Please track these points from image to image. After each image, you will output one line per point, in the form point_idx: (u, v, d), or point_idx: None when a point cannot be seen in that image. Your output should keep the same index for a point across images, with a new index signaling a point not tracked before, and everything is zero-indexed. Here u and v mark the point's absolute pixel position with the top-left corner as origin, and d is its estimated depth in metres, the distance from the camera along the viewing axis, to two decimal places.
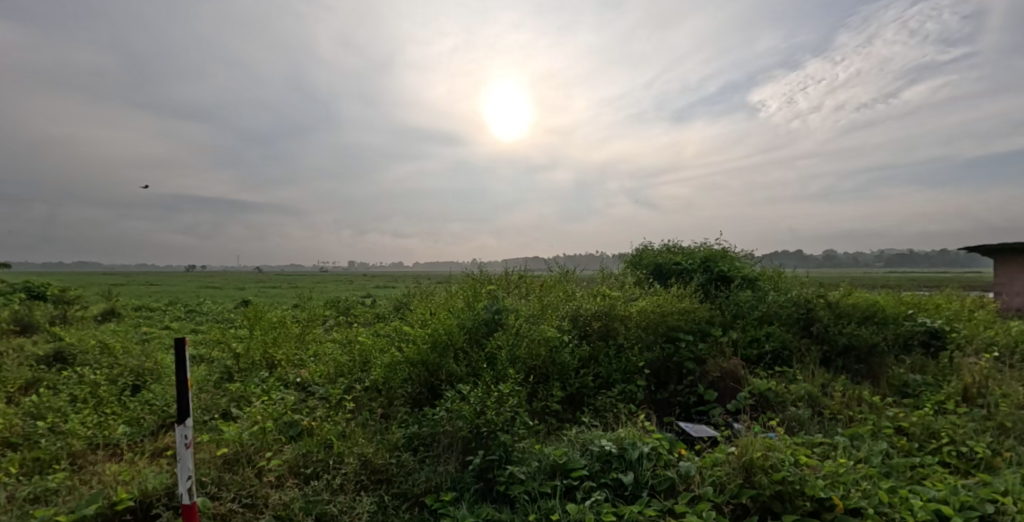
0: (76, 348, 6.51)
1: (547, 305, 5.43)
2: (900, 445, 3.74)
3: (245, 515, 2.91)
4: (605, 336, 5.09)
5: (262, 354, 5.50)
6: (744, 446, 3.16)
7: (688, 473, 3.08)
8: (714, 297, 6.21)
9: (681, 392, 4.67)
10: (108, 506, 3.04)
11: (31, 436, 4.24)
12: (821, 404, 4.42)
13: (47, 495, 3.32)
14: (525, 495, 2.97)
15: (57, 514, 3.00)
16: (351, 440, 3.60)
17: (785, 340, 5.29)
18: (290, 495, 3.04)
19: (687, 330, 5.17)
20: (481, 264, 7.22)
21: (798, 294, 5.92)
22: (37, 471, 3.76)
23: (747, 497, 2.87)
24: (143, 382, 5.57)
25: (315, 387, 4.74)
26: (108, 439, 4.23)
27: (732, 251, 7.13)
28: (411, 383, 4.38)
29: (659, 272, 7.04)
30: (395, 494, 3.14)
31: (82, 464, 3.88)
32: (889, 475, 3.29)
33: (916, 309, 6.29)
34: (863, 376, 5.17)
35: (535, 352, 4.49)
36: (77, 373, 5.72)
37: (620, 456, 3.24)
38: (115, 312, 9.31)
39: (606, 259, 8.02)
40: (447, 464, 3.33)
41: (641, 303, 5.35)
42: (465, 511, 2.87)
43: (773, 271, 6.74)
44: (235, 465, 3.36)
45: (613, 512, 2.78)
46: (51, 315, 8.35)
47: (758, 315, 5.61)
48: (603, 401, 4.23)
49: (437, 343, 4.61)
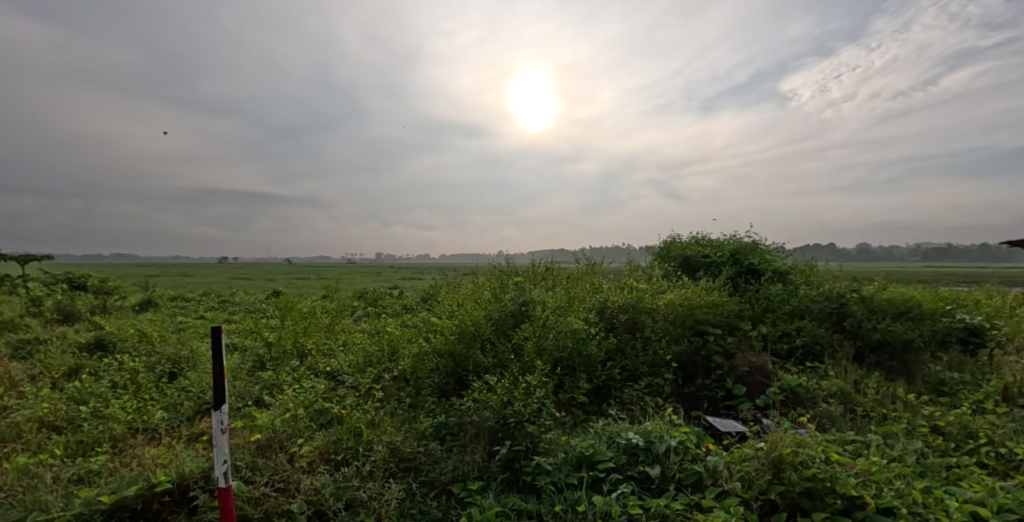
0: (115, 336, 6.75)
1: (574, 297, 5.41)
2: (936, 444, 3.65)
3: (278, 499, 2.98)
4: (632, 329, 5.02)
5: (294, 344, 5.59)
6: (773, 442, 3.13)
7: (716, 467, 3.06)
8: (744, 289, 6.10)
9: (708, 385, 4.58)
10: (147, 487, 3.18)
11: (75, 420, 4.46)
12: (854, 401, 4.33)
13: (90, 475, 3.50)
14: (552, 486, 2.99)
15: (99, 494, 3.15)
16: (380, 428, 3.66)
17: (817, 335, 5.16)
18: (322, 480, 3.11)
19: (715, 323, 5.07)
20: (508, 256, 7.19)
21: (831, 288, 5.77)
22: (80, 453, 3.97)
23: (776, 492, 2.84)
24: (179, 369, 5.75)
25: (345, 376, 4.77)
26: (146, 424, 4.41)
27: (763, 243, 6.94)
28: (439, 373, 4.41)
29: (688, 265, 6.91)
30: (423, 481, 3.20)
31: (123, 448, 4.05)
32: (923, 474, 3.21)
33: (954, 305, 6.07)
34: (897, 373, 5.03)
35: (562, 344, 4.46)
36: (117, 360, 5.96)
37: (647, 449, 3.23)
38: (152, 302, 9.63)
39: (633, 251, 7.91)
40: (473, 453, 3.34)
41: (669, 295, 5.28)
42: (492, 501, 2.89)
43: (805, 264, 6.58)
44: (269, 450, 3.46)
45: (639, 505, 2.79)
46: (91, 304, 8.69)
47: (790, 310, 5.50)
48: (630, 394, 4.20)
49: (464, 334, 4.61)
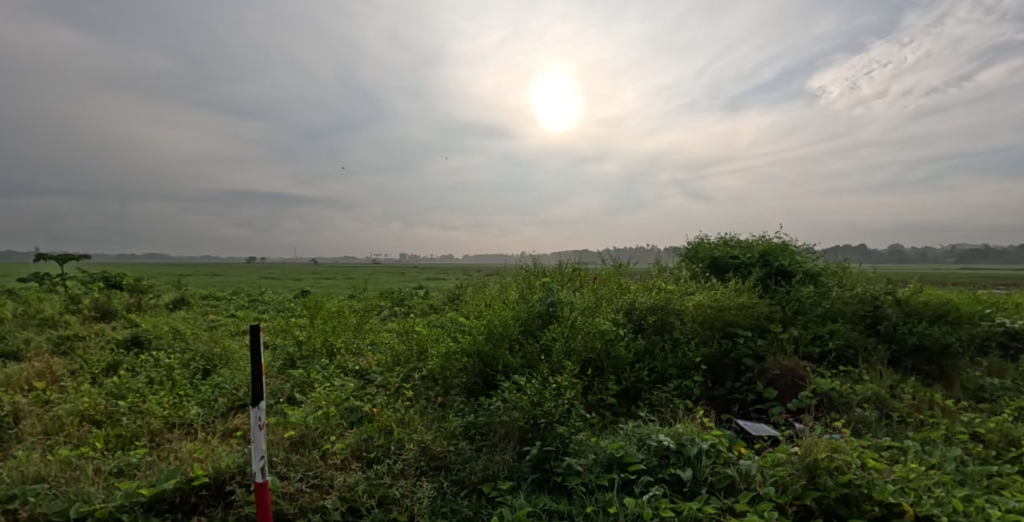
0: (151, 333, 6.96)
1: (601, 298, 5.39)
2: (976, 451, 3.54)
3: (312, 495, 3.03)
4: (661, 331, 4.97)
5: (324, 342, 5.68)
6: (807, 446, 3.08)
7: (749, 472, 3.01)
8: (774, 291, 6.00)
9: (738, 388, 4.51)
10: (185, 481, 3.28)
11: (114, 415, 4.61)
12: (889, 406, 4.22)
13: (130, 468, 3.62)
14: (583, 487, 2.99)
15: (139, 487, 3.26)
16: (410, 427, 3.71)
17: (850, 338, 5.04)
18: (355, 477, 3.16)
19: (745, 325, 4.99)
20: (534, 256, 7.20)
21: (864, 290, 5.63)
22: (120, 447, 4.10)
23: (812, 498, 2.80)
24: (213, 366, 5.90)
25: (374, 375, 4.83)
26: (182, 419, 4.53)
27: (793, 244, 6.81)
28: (467, 373, 4.44)
29: (716, 266, 6.82)
30: (454, 480, 3.22)
31: (160, 442, 4.17)
32: (964, 482, 3.12)
33: (994, 309, 5.86)
34: (933, 378, 4.89)
35: (590, 345, 4.44)
36: (154, 357, 6.15)
37: (678, 452, 3.20)
38: (185, 301, 9.90)
39: (659, 252, 7.84)
40: (504, 453, 3.36)
41: (698, 297, 5.22)
42: (523, 501, 2.90)
43: (837, 265, 6.44)
44: (302, 447, 3.53)
45: (671, 508, 2.77)
46: (127, 302, 8.98)
47: (822, 312, 5.39)
48: (659, 396, 4.16)
49: (493, 334, 4.63)
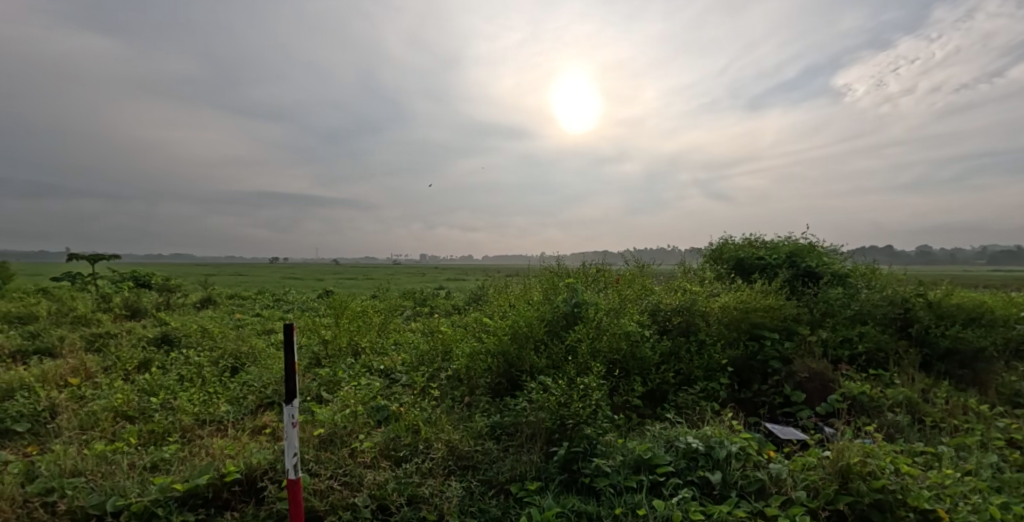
0: (180, 331, 7.13)
1: (626, 299, 5.37)
2: (1014, 458, 3.45)
3: (343, 492, 3.08)
4: (686, 332, 4.94)
5: (349, 342, 5.77)
6: (839, 451, 3.03)
7: (780, 475, 2.98)
8: (801, 293, 5.91)
9: (765, 391, 4.46)
10: (217, 477, 3.36)
11: (146, 411, 4.74)
12: (921, 411, 4.13)
13: (164, 463, 3.71)
14: (611, 488, 2.99)
15: (173, 482, 3.34)
16: (437, 426, 3.74)
17: (880, 341, 4.95)
18: (384, 476, 3.20)
19: (772, 327, 4.93)
20: (557, 257, 7.21)
21: (894, 292, 5.52)
22: (153, 442, 4.22)
23: (844, 503, 2.76)
24: (241, 364, 6.03)
25: (399, 374, 4.88)
26: (212, 416, 4.64)
27: (820, 245, 6.70)
28: (492, 374, 4.47)
29: (741, 267, 6.75)
30: (481, 480, 3.24)
31: (191, 438, 4.28)
32: (1002, 489, 3.05)
33: None
34: (967, 383, 4.78)
35: (615, 346, 4.43)
36: (184, 355, 6.30)
37: (707, 454, 3.17)
38: (212, 300, 10.12)
39: (683, 253, 7.79)
40: (531, 453, 3.37)
41: (723, 298, 5.17)
42: (551, 501, 2.90)
43: (866, 267, 6.32)
44: (332, 444, 3.59)
45: (702, 511, 2.75)
46: (157, 301, 9.20)
47: (851, 314, 5.29)
48: (685, 398, 4.14)
49: (518, 335, 4.65)
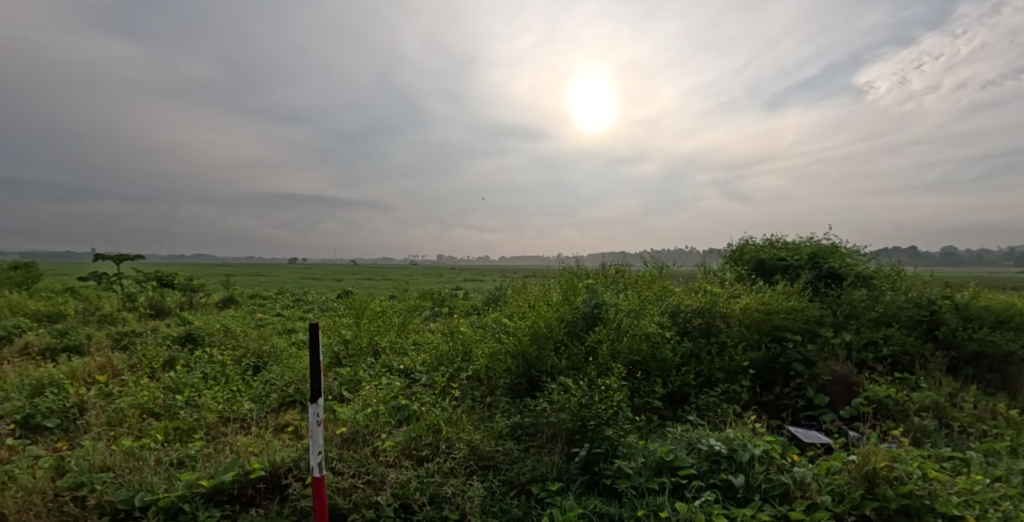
0: (203, 330, 7.27)
1: (645, 300, 5.34)
2: None
3: (366, 491, 3.12)
4: (707, 334, 4.90)
5: (369, 342, 5.83)
6: (865, 455, 2.99)
7: (805, 479, 2.94)
8: (823, 294, 5.83)
9: (787, 394, 4.41)
10: (242, 474, 3.42)
11: (172, 408, 4.85)
12: (949, 415, 4.05)
13: (189, 460, 3.80)
14: (633, 490, 2.98)
15: (199, 478, 3.41)
16: (458, 426, 3.77)
17: (906, 344, 4.87)
18: (406, 475, 3.23)
19: (794, 329, 4.87)
20: (576, 258, 7.21)
21: (920, 293, 5.42)
22: (178, 439, 4.31)
23: (871, 508, 2.72)
24: (263, 363, 6.13)
25: (419, 374, 4.92)
26: (236, 414, 4.73)
27: (844, 245, 6.60)
28: (512, 374, 4.49)
29: (762, 268, 6.68)
30: (503, 480, 3.26)
31: (216, 435, 4.37)
32: None
33: None
34: (997, 387, 4.67)
35: (636, 347, 4.42)
36: (208, 353, 6.42)
37: (730, 457, 3.15)
38: (233, 300, 10.29)
39: (703, 254, 7.73)
40: (552, 454, 3.38)
41: (745, 299, 5.12)
42: (573, 502, 2.91)
43: (891, 268, 6.20)
44: (355, 443, 3.64)
45: (725, 514, 2.73)
46: (180, 301, 9.38)
47: (875, 316, 5.20)
48: (706, 401, 4.11)
49: (537, 335, 4.66)
